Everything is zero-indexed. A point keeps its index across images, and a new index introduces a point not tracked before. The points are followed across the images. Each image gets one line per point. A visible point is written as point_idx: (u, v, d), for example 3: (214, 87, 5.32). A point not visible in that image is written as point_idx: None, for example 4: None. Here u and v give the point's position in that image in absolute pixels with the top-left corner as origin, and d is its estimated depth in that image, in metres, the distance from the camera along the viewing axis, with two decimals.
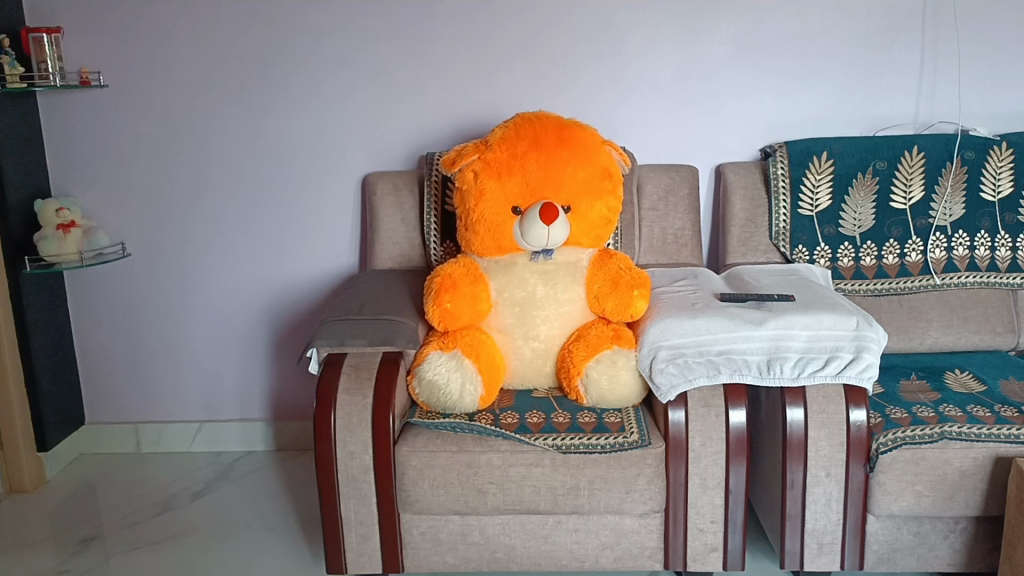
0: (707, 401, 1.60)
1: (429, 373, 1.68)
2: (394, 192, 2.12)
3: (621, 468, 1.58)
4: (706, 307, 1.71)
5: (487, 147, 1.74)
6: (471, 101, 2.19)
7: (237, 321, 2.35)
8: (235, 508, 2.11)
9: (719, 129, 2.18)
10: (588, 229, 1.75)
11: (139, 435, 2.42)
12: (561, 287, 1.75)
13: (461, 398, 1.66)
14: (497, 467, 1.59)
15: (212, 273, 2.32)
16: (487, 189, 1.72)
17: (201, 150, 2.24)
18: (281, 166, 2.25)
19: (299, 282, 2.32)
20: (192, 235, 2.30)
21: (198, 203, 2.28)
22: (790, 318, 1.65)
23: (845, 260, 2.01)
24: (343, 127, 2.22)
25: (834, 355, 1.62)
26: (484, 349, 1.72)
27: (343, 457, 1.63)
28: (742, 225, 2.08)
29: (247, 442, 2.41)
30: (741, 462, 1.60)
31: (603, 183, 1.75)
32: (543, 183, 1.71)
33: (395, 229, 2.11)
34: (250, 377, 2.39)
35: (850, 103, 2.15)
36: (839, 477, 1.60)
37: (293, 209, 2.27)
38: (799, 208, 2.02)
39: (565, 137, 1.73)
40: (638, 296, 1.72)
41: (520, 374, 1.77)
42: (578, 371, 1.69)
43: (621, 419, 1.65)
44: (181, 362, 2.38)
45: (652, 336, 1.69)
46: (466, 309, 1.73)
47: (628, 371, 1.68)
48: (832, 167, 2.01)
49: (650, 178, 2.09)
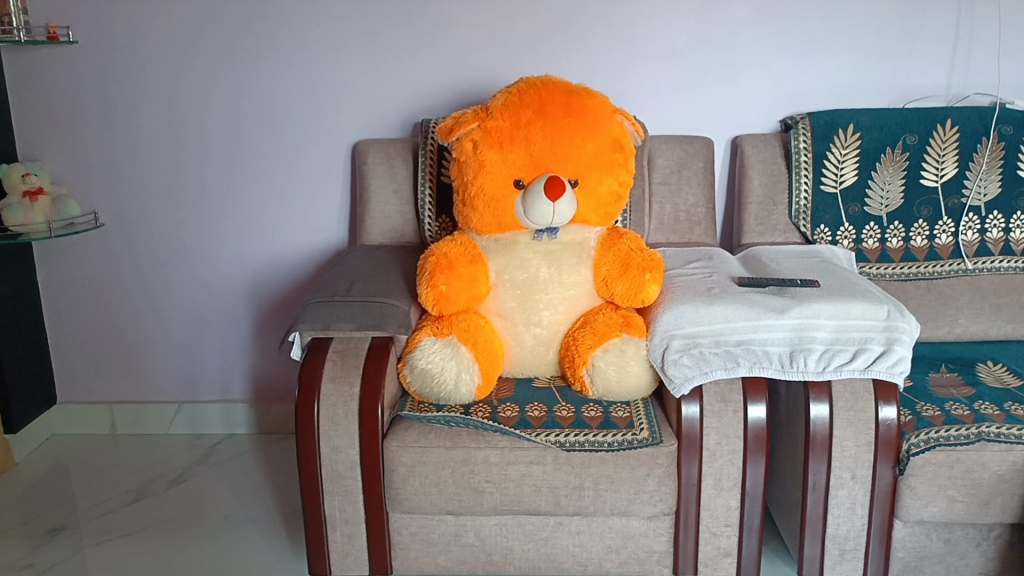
0: (724, 396, 1.47)
1: (421, 362, 1.55)
2: (387, 162, 1.97)
3: (630, 467, 1.45)
4: (723, 293, 1.58)
5: (487, 115, 1.59)
6: (471, 65, 2.03)
7: (219, 297, 2.21)
8: (216, 496, 1.98)
9: (737, 99, 2.03)
10: (597, 206, 1.61)
11: (114, 416, 2.28)
12: (566, 269, 1.61)
13: (456, 387, 1.53)
14: (495, 465, 1.46)
15: (193, 246, 2.18)
16: (488, 160, 1.57)
17: (178, 114, 2.09)
18: (264, 131, 2.09)
19: (286, 257, 2.18)
20: (170, 206, 2.15)
21: (176, 171, 2.13)
22: (815, 306, 1.52)
23: (870, 242, 1.87)
24: (332, 90, 2.06)
25: (863, 347, 1.49)
26: (482, 335, 1.58)
27: (328, 451, 1.50)
28: (760, 202, 1.95)
29: (229, 424, 2.28)
30: (759, 461, 1.48)
31: (614, 156, 1.61)
32: (549, 155, 1.56)
33: (387, 201, 1.97)
34: (233, 357, 2.25)
35: (878, 72, 2.00)
36: (865, 479, 1.48)
37: (278, 178, 2.12)
38: (822, 184, 1.89)
39: (573, 104, 1.58)
40: (651, 280, 1.58)
41: (520, 363, 1.64)
42: (584, 361, 1.56)
43: (630, 414, 1.52)
44: (160, 340, 2.25)
45: (665, 324, 1.56)
46: (463, 292, 1.58)
47: (637, 362, 1.54)
48: (858, 141, 1.86)
49: (663, 151, 1.95)
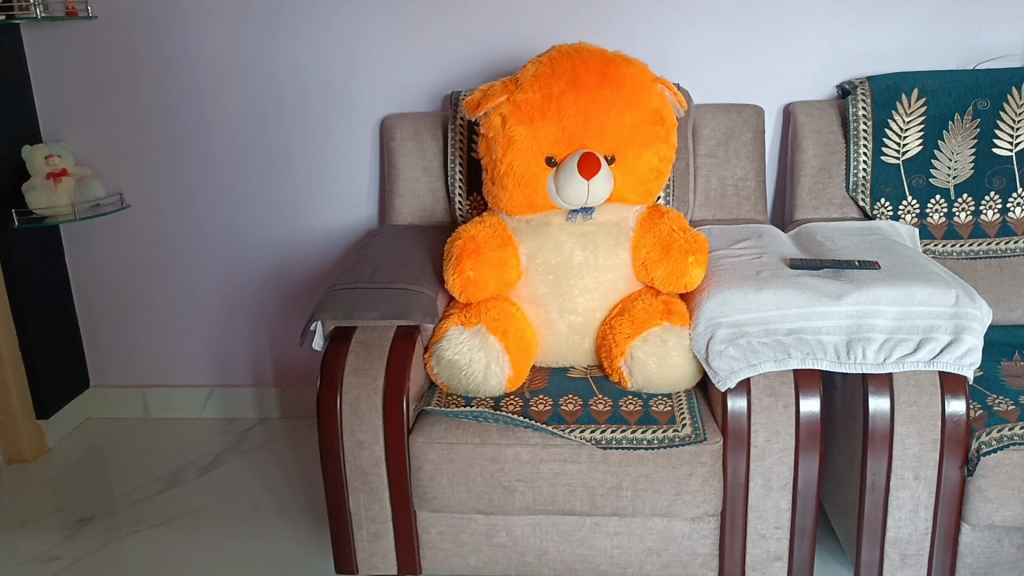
0: (774, 390, 1.36)
1: (447, 352, 1.46)
2: (416, 138, 1.87)
3: (671, 466, 1.35)
4: (774, 277, 1.46)
5: (517, 87, 1.48)
6: (503, 33, 1.92)
7: (248, 279, 2.15)
8: (246, 486, 1.93)
9: (791, 63, 1.89)
10: (636, 183, 1.50)
11: (147, 400, 2.25)
12: (603, 253, 1.50)
13: (486, 379, 1.44)
14: (526, 463, 1.38)
15: (221, 227, 2.11)
16: (517, 136, 1.47)
17: (201, 90, 2.01)
18: (289, 107, 2.01)
19: (315, 237, 2.11)
20: (195, 186, 2.08)
21: (202, 150, 2.06)
22: (875, 291, 1.40)
23: (935, 216, 1.73)
24: (358, 62, 1.97)
25: (928, 336, 1.36)
26: (513, 323, 1.48)
27: (351, 447, 1.42)
28: (814, 174, 1.81)
29: (261, 408, 2.23)
30: (813, 459, 1.37)
31: (654, 129, 1.49)
32: (583, 130, 1.45)
33: (417, 179, 1.87)
34: (265, 340, 2.20)
35: (946, 31, 1.84)
36: (929, 479, 1.36)
37: (305, 156, 2.04)
38: (883, 154, 1.74)
39: (609, 74, 1.46)
40: (694, 264, 1.46)
41: (554, 352, 1.54)
42: (621, 351, 1.46)
43: (671, 409, 1.42)
44: (190, 323, 2.20)
45: (709, 311, 1.44)
46: (492, 278, 1.48)
47: (680, 353, 1.43)
48: (923, 107, 1.71)
49: (709, 121, 1.82)
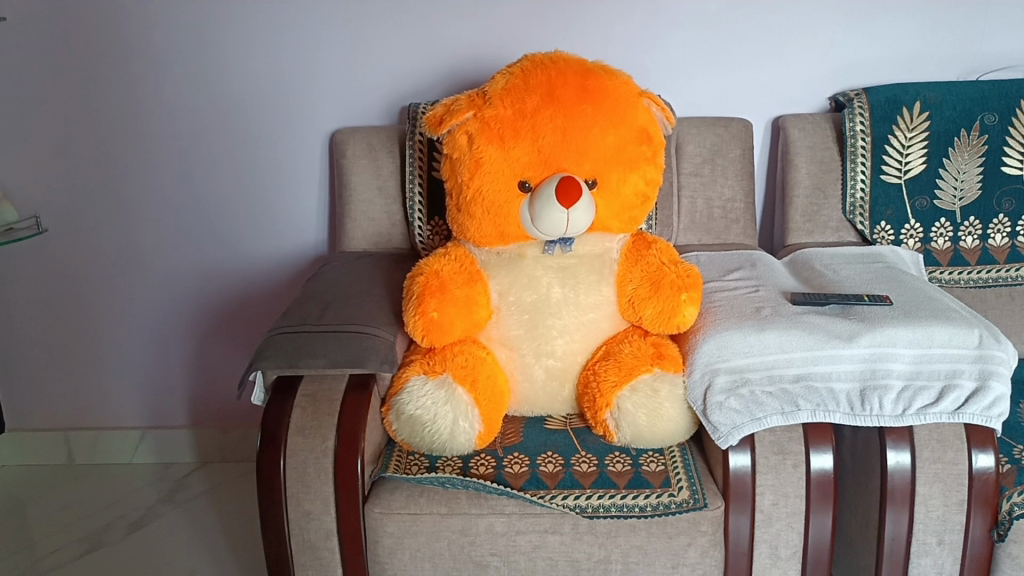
0: (781, 447, 1.20)
1: (408, 407, 1.27)
2: (370, 155, 1.68)
3: (666, 536, 1.19)
4: (776, 315, 1.30)
5: (485, 101, 1.30)
6: (467, 38, 1.73)
7: (184, 311, 1.94)
8: (181, 545, 1.72)
9: (779, 73, 1.73)
10: (619, 210, 1.32)
11: (71, 445, 2.02)
12: (584, 289, 1.32)
13: (453, 437, 1.26)
14: (501, 535, 1.20)
15: (152, 254, 1.90)
16: (486, 158, 1.28)
17: (126, 100, 1.79)
18: (226, 120, 1.80)
19: (259, 264, 1.90)
20: (122, 208, 1.86)
21: (128, 167, 1.84)
22: (890, 332, 1.24)
23: (940, 241, 1.59)
24: (304, 70, 1.77)
25: (951, 384, 1.21)
26: (482, 371, 1.30)
27: (298, 519, 1.23)
28: (807, 195, 1.66)
29: (201, 451, 2.02)
30: (825, 523, 1.21)
31: (639, 149, 1.31)
32: (561, 151, 1.27)
33: (371, 201, 1.68)
34: (205, 377, 1.99)
35: (947, 38, 1.70)
36: (954, 545, 1.21)
37: (247, 174, 1.84)
38: (883, 173, 1.59)
39: (589, 87, 1.28)
40: (688, 302, 1.29)
41: (529, 401, 1.36)
42: (607, 402, 1.28)
43: (664, 468, 1.25)
44: (119, 359, 1.98)
45: (706, 355, 1.27)
46: (459, 319, 1.30)
47: (673, 404, 1.26)
48: (927, 122, 1.57)
49: (693, 137, 1.65)
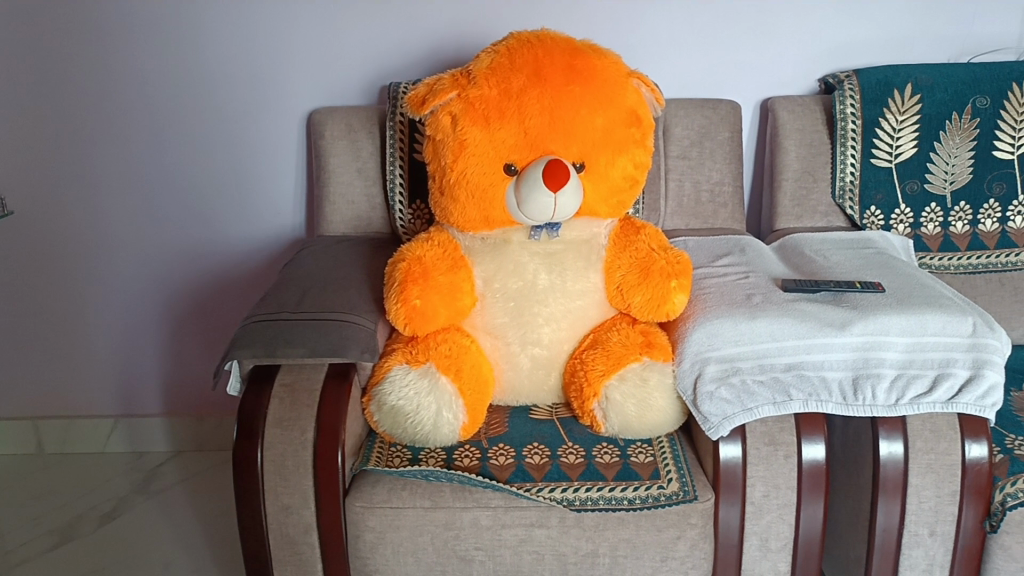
0: (773, 438, 1.18)
1: (389, 397, 1.23)
2: (349, 136, 1.63)
3: (656, 530, 1.16)
4: (767, 303, 1.27)
5: (470, 81, 1.25)
6: (449, 16, 1.68)
7: (158, 296, 1.89)
8: (156, 537, 1.68)
9: (768, 54, 1.70)
10: (607, 194, 1.28)
11: (40, 434, 1.96)
12: (570, 276, 1.29)
13: (437, 429, 1.22)
14: (486, 529, 1.16)
15: (123, 238, 1.84)
16: (470, 140, 1.24)
17: (94, 78, 1.73)
18: (200, 98, 1.74)
19: (234, 248, 1.85)
20: (91, 190, 1.80)
21: (98, 148, 1.77)
22: (883, 320, 1.22)
23: (930, 226, 1.56)
24: (281, 47, 1.71)
25: (944, 373, 1.18)
26: (466, 361, 1.26)
27: (276, 514, 1.19)
28: (796, 178, 1.63)
29: (175, 439, 1.97)
30: (817, 514, 1.19)
31: (628, 131, 1.27)
32: (548, 133, 1.23)
33: (350, 183, 1.63)
34: (180, 364, 1.94)
35: (938, 19, 1.67)
36: (946, 536, 1.19)
37: (221, 154, 1.78)
38: (873, 157, 1.57)
39: (576, 67, 1.24)
40: (678, 289, 1.26)
41: (515, 390, 1.33)
42: (594, 392, 1.25)
43: (653, 459, 1.22)
44: (90, 346, 1.92)
45: (696, 343, 1.24)
46: (442, 307, 1.26)
47: (662, 394, 1.23)
48: (918, 105, 1.54)
49: (681, 119, 1.62)
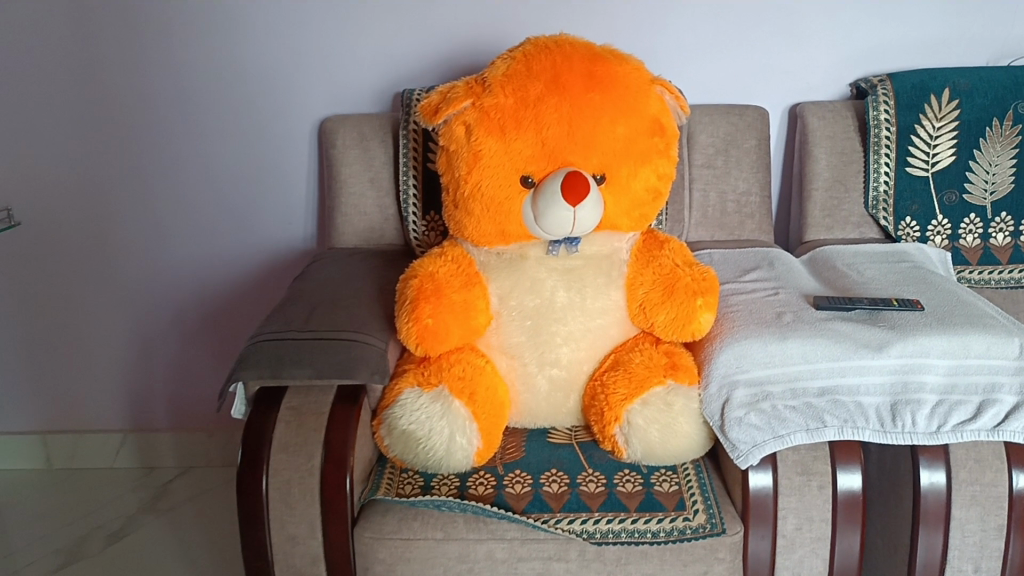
0: (806, 467, 1.11)
1: (400, 421, 1.17)
2: (361, 145, 1.57)
3: (681, 564, 1.10)
4: (798, 323, 1.20)
5: (485, 88, 1.19)
6: (464, 20, 1.63)
7: (167, 308, 1.84)
8: (163, 558, 1.63)
9: (797, 57, 1.63)
10: (630, 207, 1.22)
11: (48, 449, 1.92)
12: (590, 293, 1.22)
13: (450, 454, 1.16)
14: (502, 562, 1.11)
15: (131, 249, 1.79)
16: (486, 151, 1.18)
17: (100, 85, 1.68)
18: (209, 106, 1.69)
19: (245, 259, 1.80)
20: (98, 200, 1.75)
21: (104, 157, 1.73)
22: (923, 341, 1.15)
23: (969, 238, 1.49)
24: (291, 53, 1.66)
25: (990, 398, 1.11)
26: (481, 383, 1.20)
27: (282, 543, 1.14)
28: (827, 188, 1.55)
29: (185, 454, 1.92)
30: (853, 548, 1.12)
31: (651, 141, 1.21)
32: (567, 143, 1.16)
33: (362, 194, 1.58)
34: (189, 378, 1.89)
35: (976, 21, 1.60)
36: (991, 572, 1.12)
37: (231, 164, 1.73)
38: (909, 165, 1.50)
39: (597, 73, 1.18)
40: (704, 307, 1.20)
41: (532, 412, 1.26)
42: (616, 416, 1.19)
43: (678, 488, 1.16)
44: (98, 359, 1.87)
45: (723, 365, 1.18)
46: (455, 326, 1.19)
47: (687, 419, 1.17)
48: (957, 111, 1.47)
49: (705, 126, 1.55)
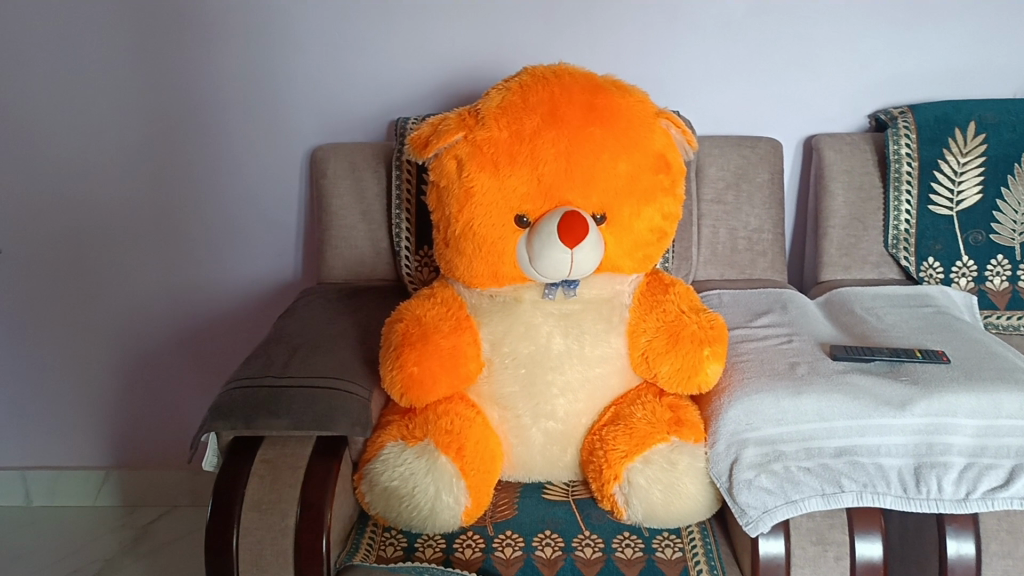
0: (821, 535, 1.02)
1: (381, 478, 1.10)
2: (354, 175, 1.50)
3: None
4: (813, 376, 1.12)
5: (478, 121, 1.11)
6: (463, 46, 1.56)
7: (153, 340, 1.77)
8: None
9: (813, 87, 1.55)
10: (632, 248, 1.13)
11: (27, 485, 1.84)
12: (590, 340, 1.14)
13: (435, 513, 1.08)
14: None
15: (115, 279, 1.72)
16: (478, 187, 1.10)
17: (84, 109, 1.61)
18: (198, 132, 1.62)
19: (233, 291, 1.73)
20: (82, 228, 1.68)
21: (88, 184, 1.66)
22: (950, 399, 1.05)
23: (997, 281, 1.39)
24: (284, 78, 1.59)
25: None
26: (470, 436, 1.11)
27: None
28: (844, 226, 1.47)
29: (169, 493, 1.84)
30: None
31: (656, 178, 1.12)
32: (564, 180, 1.08)
33: (353, 226, 1.50)
34: (176, 412, 1.82)
35: (1002, 51, 1.52)
36: None
37: (219, 193, 1.66)
38: (932, 203, 1.41)
39: (597, 106, 1.10)
40: (712, 357, 1.12)
41: (526, 466, 1.18)
42: (614, 474, 1.10)
43: (682, 555, 1.06)
44: (81, 392, 1.80)
45: (732, 422, 1.09)
46: (442, 374, 1.11)
47: (692, 479, 1.08)
48: (983, 146, 1.39)
49: (715, 159, 1.47)
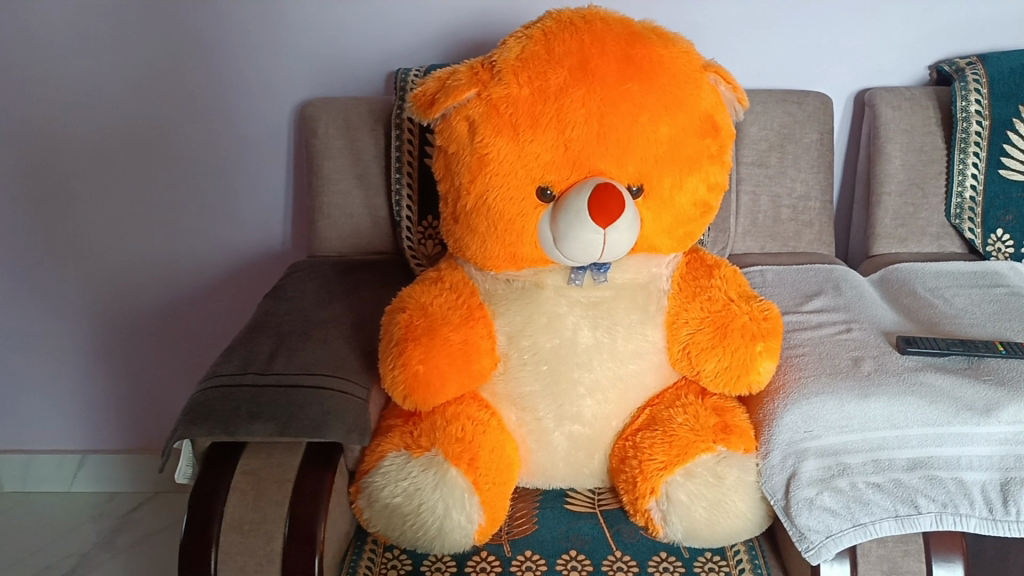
0: (893, 564, 0.88)
1: (382, 493, 0.95)
2: (348, 134, 1.33)
3: None
4: (881, 375, 0.97)
5: (494, 75, 0.94)
6: None
7: (131, 315, 1.61)
8: None
9: (867, 35, 1.37)
10: (671, 225, 0.97)
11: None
12: (622, 333, 0.98)
13: (444, 534, 0.93)
14: None
15: (86, 249, 1.56)
16: (493, 155, 0.93)
17: (41, 59, 1.42)
18: (172, 85, 1.44)
19: (217, 261, 1.57)
20: (46, 193, 1.51)
21: (50, 143, 1.48)
22: None
23: None
24: (270, 23, 1.40)
25: None
26: (484, 444, 0.97)
27: None
28: (901, 192, 1.30)
29: (152, 475, 1.71)
30: None
31: (701, 144, 0.96)
32: (595, 146, 0.91)
33: (347, 192, 1.34)
34: (157, 391, 1.68)
35: None
36: None
37: (197, 153, 1.49)
38: (1003, 167, 1.24)
39: (635, 59, 0.92)
40: (765, 355, 0.97)
41: (546, 473, 1.03)
42: (651, 488, 0.96)
43: None
44: (54, 371, 1.66)
45: (789, 429, 0.95)
46: (453, 375, 0.96)
47: (741, 497, 0.94)
48: None
49: (757, 117, 1.30)
